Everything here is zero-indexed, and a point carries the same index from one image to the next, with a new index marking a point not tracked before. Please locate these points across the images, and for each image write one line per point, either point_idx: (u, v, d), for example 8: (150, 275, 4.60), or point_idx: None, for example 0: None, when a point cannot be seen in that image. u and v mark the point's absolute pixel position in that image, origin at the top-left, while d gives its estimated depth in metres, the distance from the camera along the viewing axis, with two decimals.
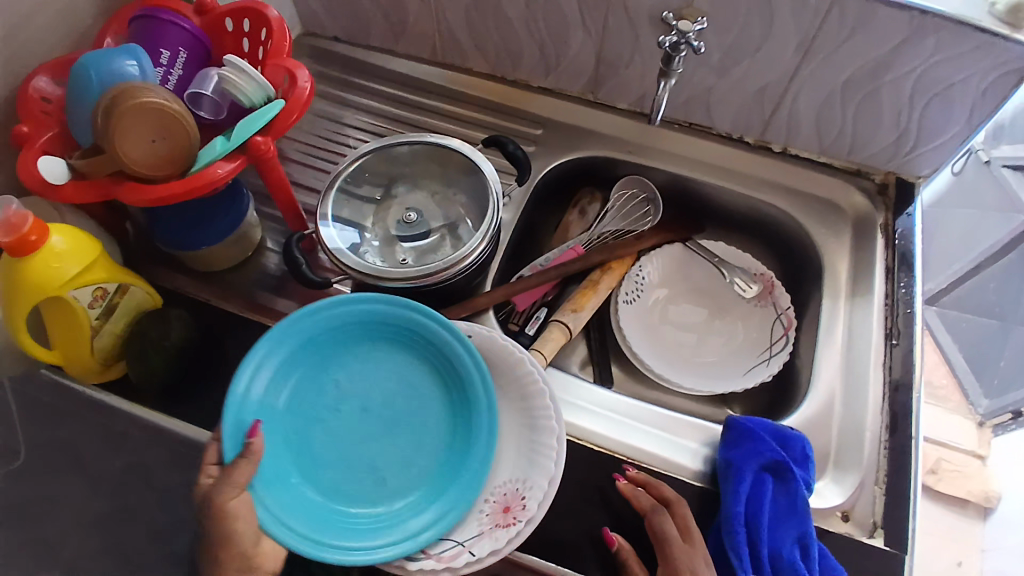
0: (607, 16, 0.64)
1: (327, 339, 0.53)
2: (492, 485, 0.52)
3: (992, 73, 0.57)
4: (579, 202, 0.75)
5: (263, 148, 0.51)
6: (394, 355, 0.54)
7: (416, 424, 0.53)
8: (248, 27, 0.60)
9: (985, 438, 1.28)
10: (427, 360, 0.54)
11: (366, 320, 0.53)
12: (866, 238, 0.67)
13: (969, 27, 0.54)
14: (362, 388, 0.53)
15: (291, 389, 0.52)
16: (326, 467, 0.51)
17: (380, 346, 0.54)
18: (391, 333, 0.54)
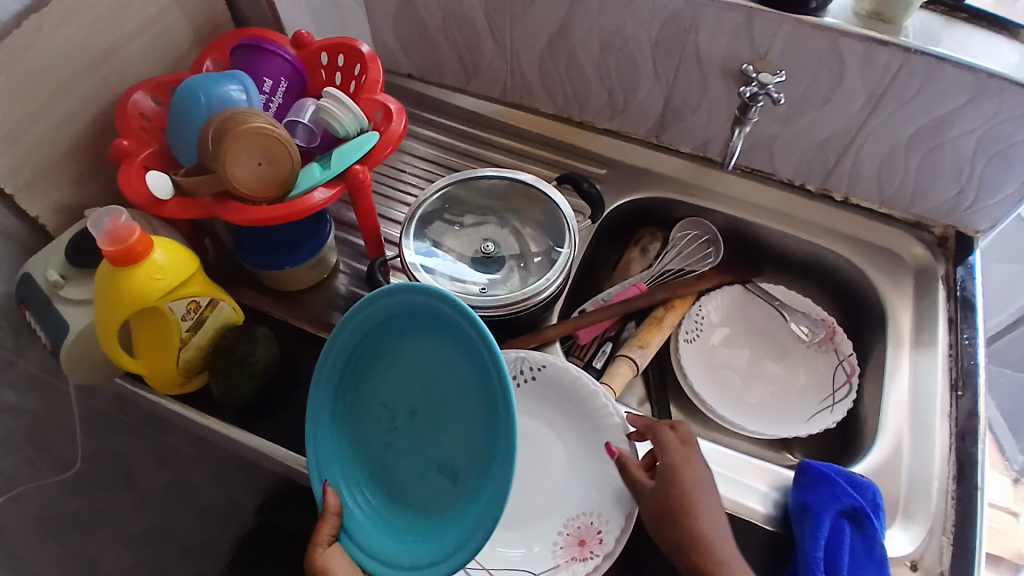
0: (678, 65, 0.67)
1: (365, 358, 0.50)
2: (565, 517, 0.53)
3: None
4: (640, 240, 0.76)
5: (361, 177, 0.54)
6: (416, 343, 0.47)
7: (455, 416, 0.45)
8: (343, 61, 0.64)
9: (1020, 496, 1.27)
10: (443, 337, 0.45)
11: (382, 323, 0.48)
12: (927, 288, 0.68)
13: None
14: (405, 394, 0.49)
15: (357, 425, 0.51)
16: (409, 485, 0.48)
17: (401, 343, 0.48)
18: (406, 325, 0.48)
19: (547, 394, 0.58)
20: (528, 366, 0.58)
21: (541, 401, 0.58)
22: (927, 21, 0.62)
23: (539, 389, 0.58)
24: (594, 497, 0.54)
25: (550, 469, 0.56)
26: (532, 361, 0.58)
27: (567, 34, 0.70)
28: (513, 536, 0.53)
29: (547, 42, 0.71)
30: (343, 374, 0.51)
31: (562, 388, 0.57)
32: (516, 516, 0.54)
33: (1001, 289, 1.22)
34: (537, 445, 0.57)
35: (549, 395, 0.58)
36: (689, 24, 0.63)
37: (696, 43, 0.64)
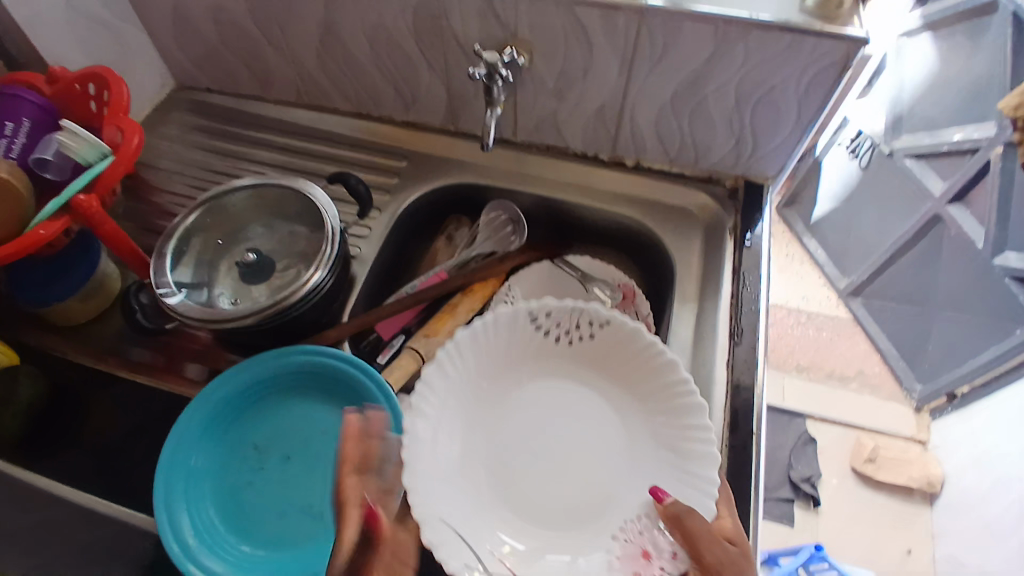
0: (444, 53, 0.67)
1: (244, 408, 0.56)
2: (626, 520, 0.50)
3: (808, 71, 0.58)
4: (446, 229, 0.77)
5: (86, 205, 0.54)
6: (302, 401, 0.57)
7: (332, 460, 0.55)
8: (94, 90, 0.63)
9: (923, 423, 1.47)
10: (339, 395, 0.57)
11: (270, 379, 0.56)
12: (713, 242, 0.70)
13: (776, 27, 0.55)
14: (281, 442, 0.56)
15: (220, 466, 0.54)
16: (272, 525, 0.52)
17: (287, 398, 0.57)
18: (297, 382, 0.57)
19: (606, 349, 0.55)
20: (587, 320, 0.54)
21: (609, 355, 0.55)
22: None
23: (597, 346, 0.55)
24: (677, 475, 0.50)
25: (628, 429, 0.54)
26: (556, 309, 0.54)
27: (334, 34, 0.69)
28: (582, 533, 0.51)
29: (319, 43, 0.71)
30: (216, 417, 0.55)
31: (623, 346, 0.54)
32: (579, 512, 0.52)
33: (873, 228, 1.53)
34: (572, 410, 0.56)
35: (591, 355, 0.56)
36: (440, 11, 0.62)
37: (453, 29, 0.64)
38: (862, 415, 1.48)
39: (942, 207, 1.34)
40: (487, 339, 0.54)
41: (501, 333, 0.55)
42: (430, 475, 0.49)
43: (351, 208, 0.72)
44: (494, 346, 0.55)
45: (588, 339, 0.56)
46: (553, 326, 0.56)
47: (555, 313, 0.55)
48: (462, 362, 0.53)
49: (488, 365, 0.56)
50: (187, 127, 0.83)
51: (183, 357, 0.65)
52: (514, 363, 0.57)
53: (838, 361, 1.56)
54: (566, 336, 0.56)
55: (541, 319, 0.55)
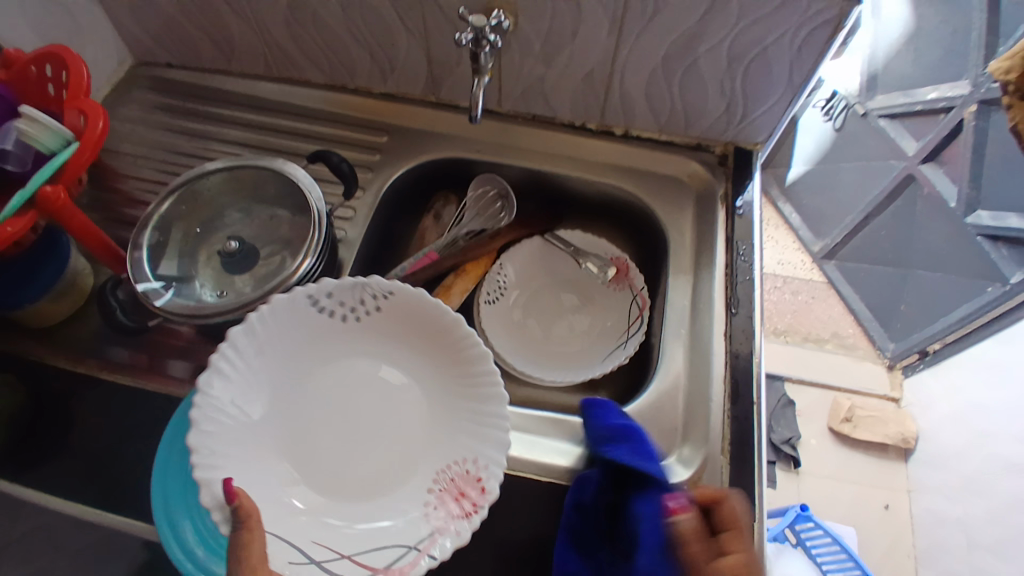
0: (424, 19, 0.63)
1: None
2: (438, 470, 0.50)
3: (802, 31, 0.56)
4: (433, 207, 0.75)
5: (55, 197, 0.51)
6: None
7: None
8: (50, 71, 0.59)
9: (896, 380, 1.51)
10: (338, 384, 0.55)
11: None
12: (707, 210, 0.69)
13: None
14: None
15: None
16: None
17: None
18: None
19: (386, 323, 0.54)
20: (371, 294, 0.52)
21: (378, 331, 0.55)
22: None
23: (389, 315, 0.54)
24: (473, 432, 0.50)
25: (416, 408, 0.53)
26: (333, 287, 0.51)
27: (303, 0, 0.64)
28: (354, 509, 0.49)
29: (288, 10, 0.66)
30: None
31: (407, 316, 0.53)
32: (355, 492, 0.50)
33: (846, 188, 1.58)
34: (376, 386, 0.54)
35: (376, 327, 0.55)
36: None
37: None
38: (839, 376, 1.52)
39: (916, 167, 1.38)
40: (281, 316, 0.50)
41: (303, 314, 0.52)
42: (221, 474, 0.44)
43: (337, 188, 0.69)
44: (291, 322, 0.51)
45: (372, 312, 0.54)
46: (337, 306, 0.53)
47: (336, 293, 0.52)
48: (277, 328, 0.50)
49: (294, 338, 0.52)
50: (149, 106, 0.78)
51: (165, 356, 0.62)
52: (322, 339, 0.54)
53: (815, 323, 1.60)
54: (348, 310, 0.53)
55: (321, 299, 0.52)
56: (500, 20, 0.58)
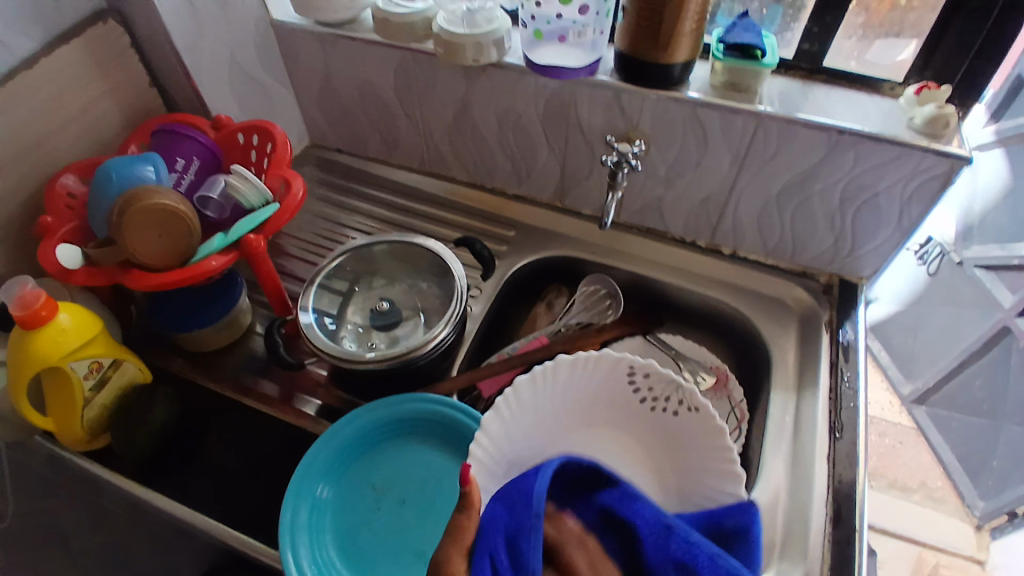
0: (567, 137, 0.74)
1: (366, 446, 0.59)
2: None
3: (913, 181, 0.62)
4: (546, 296, 0.81)
5: (256, 245, 0.60)
6: (418, 445, 0.60)
7: (446, 508, 0.56)
8: (256, 141, 0.71)
9: (983, 541, 1.45)
10: (456, 446, 0.59)
11: (392, 422, 0.60)
12: (810, 334, 0.72)
13: (884, 141, 0.60)
14: (397, 484, 0.58)
15: (338, 501, 0.57)
16: (385, 566, 0.53)
17: (406, 441, 0.60)
18: (417, 428, 0.60)
19: (681, 430, 0.55)
20: (679, 400, 0.54)
21: (672, 431, 0.56)
22: (787, 88, 0.66)
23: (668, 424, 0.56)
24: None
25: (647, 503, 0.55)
26: (657, 376, 0.54)
27: (467, 114, 0.77)
28: None
29: (451, 119, 0.78)
30: (342, 454, 0.58)
31: (697, 435, 0.54)
32: None
33: (942, 333, 1.54)
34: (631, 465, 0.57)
35: (659, 424, 0.56)
36: (569, 101, 0.69)
37: (578, 117, 0.71)
38: (920, 530, 1.46)
39: (1013, 319, 1.35)
40: (591, 368, 0.54)
41: (593, 381, 0.56)
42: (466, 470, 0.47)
43: (477, 271, 0.77)
44: (588, 378, 0.55)
45: (673, 415, 0.55)
46: (645, 389, 0.55)
47: (654, 380, 0.54)
48: (556, 383, 0.54)
49: (581, 394, 0.56)
50: (313, 180, 0.91)
51: (297, 391, 0.68)
52: (617, 406, 0.57)
53: (902, 470, 1.57)
54: (651, 400, 0.56)
55: (637, 377, 0.55)
56: (641, 148, 0.67)
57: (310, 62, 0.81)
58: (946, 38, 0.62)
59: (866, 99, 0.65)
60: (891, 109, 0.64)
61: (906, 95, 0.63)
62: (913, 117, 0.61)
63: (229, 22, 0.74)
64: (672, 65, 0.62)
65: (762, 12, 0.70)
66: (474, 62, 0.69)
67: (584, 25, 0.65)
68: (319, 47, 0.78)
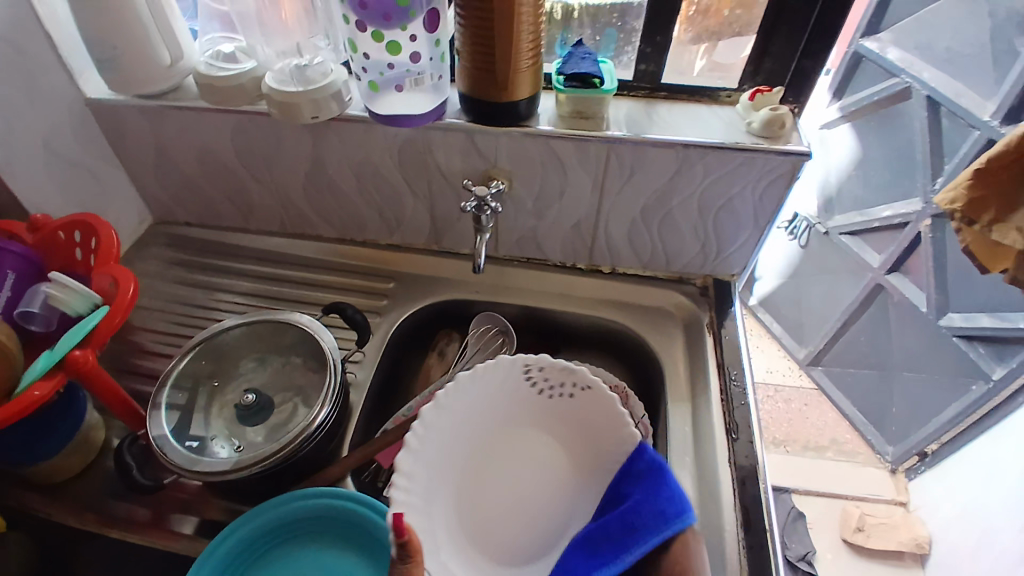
0: (427, 181, 0.71)
1: (250, 559, 0.54)
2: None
3: (761, 184, 0.64)
4: (438, 345, 0.78)
5: (82, 361, 0.53)
6: (308, 547, 0.55)
7: None
8: (80, 236, 0.63)
9: (900, 483, 1.54)
10: (349, 538, 0.55)
11: (272, 530, 0.55)
12: (696, 338, 0.73)
13: (728, 149, 0.61)
14: None
15: None
16: None
17: (295, 546, 0.55)
18: (304, 528, 0.56)
19: (584, 413, 0.56)
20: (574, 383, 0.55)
21: (575, 413, 0.57)
22: (631, 109, 0.67)
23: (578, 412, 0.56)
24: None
25: (560, 501, 0.56)
26: (550, 366, 0.55)
27: (320, 169, 0.72)
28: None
29: (305, 177, 0.74)
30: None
31: (599, 414, 0.55)
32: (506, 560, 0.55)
33: (822, 298, 1.68)
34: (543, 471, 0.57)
35: (568, 415, 0.57)
36: (423, 146, 0.67)
37: (435, 161, 0.68)
38: (840, 485, 1.54)
39: (883, 276, 1.48)
40: (489, 378, 0.55)
41: (490, 381, 0.55)
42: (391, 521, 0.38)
43: (352, 342, 0.72)
44: (488, 382, 0.55)
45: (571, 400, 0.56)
46: (542, 381, 0.56)
47: (548, 370, 0.55)
48: (455, 400, 0.54)
49: (489, 404, 0.57)
50: (165, 262, 0.83)
51: (166, 510, 0.62)
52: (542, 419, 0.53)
53: (812, 430, 1.66)
54: (553, 390, 0.57)
55: (532, 371, 0.56)
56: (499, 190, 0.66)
57: (139, 136, 0.74)
58: (772, 42, 0.65)
59: (706, 109, 0.67)
60: (730, 116, 0.66)
61: (740, 102, 0.66)
62: (751, 123, 0.63)
63: (35, 104, 0.65)
64: (516, 101, 0.61)
65: (596, 39, 0.71)
66: (314, 118, 0.64)
67: (420, 72, 0.62)
68: (146, 121, 0.71)
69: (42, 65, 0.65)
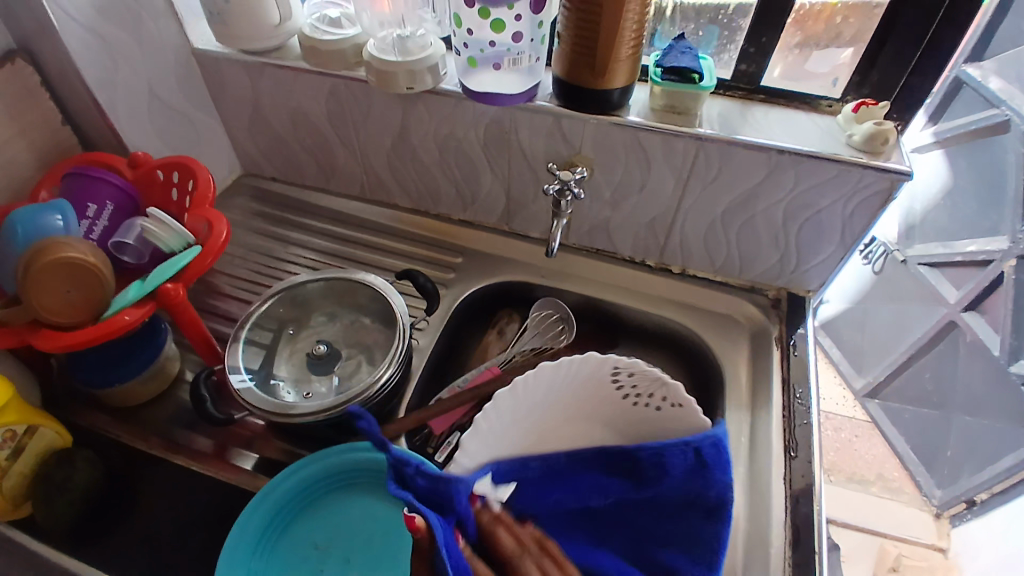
0: (509, 161, 0.72)
1: (308, 501, 0.57)
2: None
3: (853, 199, 0.62)
4: (498, 323, 0.79)
5: (173, 295, 0.57)
6: (362, 497, 0.57)
7: (393, 564, 0.54)
8: (177, 178, 0.67)
9: (942, 529, 1.48)
10: (401, 494, 0.57)
11: (330, 476, 0.57)
12: (759, 349, 0.72)
13: (823, 159, 0.60)
14: (342, 540, 0.55)
15: (279, 564, 0.54)
16: None
17: (350, 494, 0.57)
18: (360, 478, 0.58)
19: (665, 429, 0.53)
20: (664, 396, 0.51)
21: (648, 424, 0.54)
22: (725, 108, 0.66)
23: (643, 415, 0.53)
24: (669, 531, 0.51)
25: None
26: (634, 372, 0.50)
27: (406, 139, 0.74)
28: None
29: (390, 145, 0.75)
30: (272, 521, 0.55)
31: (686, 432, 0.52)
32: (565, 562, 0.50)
33: (888, 328, 1.62)
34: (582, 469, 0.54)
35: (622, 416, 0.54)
36: (510, 126, 0.67)
37: (520, 142, 0.69)
38: (878, 521, 1.50)
39: (958, 314, 1.42)
40: (572, 367, 0.50)
41: (572, 375, 0.51)
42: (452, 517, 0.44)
43: (419, 308, 0.74)
44: (575, 375, 0.51)
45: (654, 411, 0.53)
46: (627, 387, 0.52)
47: (634, 378, 0.51)
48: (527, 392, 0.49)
49: (562, 390, 0.52)
50: (248, 212, 0.86)
51: (230, 446, 0.65)
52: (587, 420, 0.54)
53: (859, 462, 1.62)
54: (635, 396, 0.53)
55: (620, 375, 0.51)
56: (583, 175, 0.65)
57: (239, 89, 0.77)
58: (885, 54, 0.62)
59: (804, 116, 0.66)
60: (828, 126, 0.64)
61: (842, 112, 0.64)
62: (852, 135, 0.61)
63: (144, 52, 0.69)
64: (610, 90, 0.61)
65: (698, 34, 0.70)
66: (408, 89, 0.65)
67: (520, 52, 0.63)
68: (248, 76, 0.74)
69: (147, 10, 0.68)
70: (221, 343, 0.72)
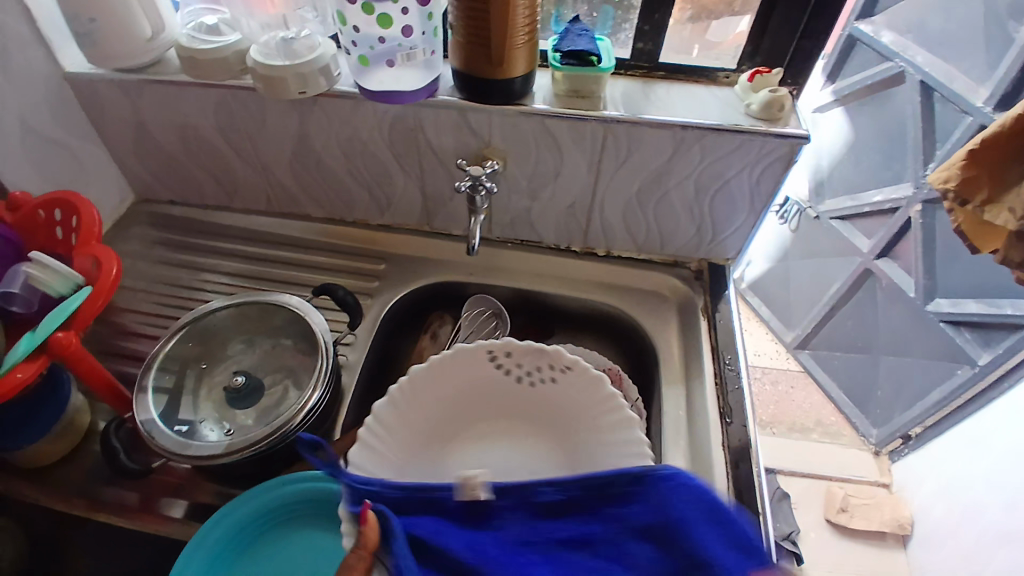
0: (419, 161, 0.70)
1: (245, 543, 0.54)
2: None
3: (757, 167, 0.63)
4: (430, 327, 0.77)
5: (66, 341, 0.52)
6: (303, 529, 0.55)
7: None
8: (60, 214, 0.61)
9: (883, 464, 1.58)
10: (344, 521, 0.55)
11: (266, 513, 0.55)
12: (688, 321, 0.74)
13: (725, 131, 0.60)
14: None
15: None
16: None
17: (290, 528, 0.55)
18: (299, 510, 0.55)
19: (564, 395, 0.58)
20: (551, 365, 0.58)
21: (548, 394, 0.59)
22: (628, 88, 0.66)
23: (562, 389, 0.58)
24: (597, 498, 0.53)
25: (547, 471, 0.57)
26: (517, 351, 0.58)
27: (309, 147, 0.70)
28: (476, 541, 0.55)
29: (294, 156, 0.72)
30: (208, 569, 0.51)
31: (581, 391, 0.57)
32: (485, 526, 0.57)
33: (811, 282, 1.70)
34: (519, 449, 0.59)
35: (543, 396, 0.60)
36: (415, 125, 0.65)
37: (428, 140, 0.67)
38: (825, 466, 1.57)
39: (873, 262, 1.50)
40: (460, 363, 0.58)
41: (460, 369, 0.59)
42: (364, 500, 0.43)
43: (344, 323, 0.71)
44: (463, 374, 0.59)
45: (551, 383, 0.59)
46: (516, 366, 0.59)
47: (519, 356, 0.58)
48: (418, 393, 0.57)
49: (465, 386, 0.60)
50: (149, 241, 0.81)
51: (156, 494, 0.61)
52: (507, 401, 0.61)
53: (798, 413, 1.69)
54: (530, 375, 0.59)
55: (499, 358, 0.59)
56: (493, 170, 0.64)
57: (120, 111, 0.71)
58: (772, 22, 0.64)
59: (703, 89, 0.67)
60: (728, 97, 0.65)
61: (738, 83, 0.65)
62: (749, 104, 0.62)
63: (8, 81, 0.63)
64: (512, 78, 0.60)
65: (593, 15, 0.70)
66: (302, 93, 0.62)
67: (412, 46, 0.61)
68: (127, 95, 0.69)
69: (13, 36, 0.62)
70: (133, 385, 0.67)
